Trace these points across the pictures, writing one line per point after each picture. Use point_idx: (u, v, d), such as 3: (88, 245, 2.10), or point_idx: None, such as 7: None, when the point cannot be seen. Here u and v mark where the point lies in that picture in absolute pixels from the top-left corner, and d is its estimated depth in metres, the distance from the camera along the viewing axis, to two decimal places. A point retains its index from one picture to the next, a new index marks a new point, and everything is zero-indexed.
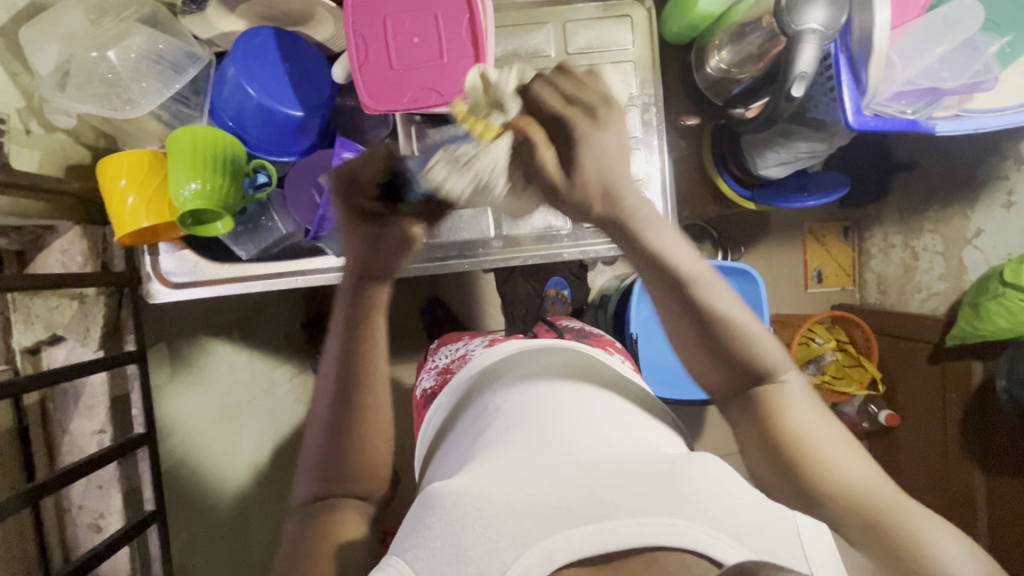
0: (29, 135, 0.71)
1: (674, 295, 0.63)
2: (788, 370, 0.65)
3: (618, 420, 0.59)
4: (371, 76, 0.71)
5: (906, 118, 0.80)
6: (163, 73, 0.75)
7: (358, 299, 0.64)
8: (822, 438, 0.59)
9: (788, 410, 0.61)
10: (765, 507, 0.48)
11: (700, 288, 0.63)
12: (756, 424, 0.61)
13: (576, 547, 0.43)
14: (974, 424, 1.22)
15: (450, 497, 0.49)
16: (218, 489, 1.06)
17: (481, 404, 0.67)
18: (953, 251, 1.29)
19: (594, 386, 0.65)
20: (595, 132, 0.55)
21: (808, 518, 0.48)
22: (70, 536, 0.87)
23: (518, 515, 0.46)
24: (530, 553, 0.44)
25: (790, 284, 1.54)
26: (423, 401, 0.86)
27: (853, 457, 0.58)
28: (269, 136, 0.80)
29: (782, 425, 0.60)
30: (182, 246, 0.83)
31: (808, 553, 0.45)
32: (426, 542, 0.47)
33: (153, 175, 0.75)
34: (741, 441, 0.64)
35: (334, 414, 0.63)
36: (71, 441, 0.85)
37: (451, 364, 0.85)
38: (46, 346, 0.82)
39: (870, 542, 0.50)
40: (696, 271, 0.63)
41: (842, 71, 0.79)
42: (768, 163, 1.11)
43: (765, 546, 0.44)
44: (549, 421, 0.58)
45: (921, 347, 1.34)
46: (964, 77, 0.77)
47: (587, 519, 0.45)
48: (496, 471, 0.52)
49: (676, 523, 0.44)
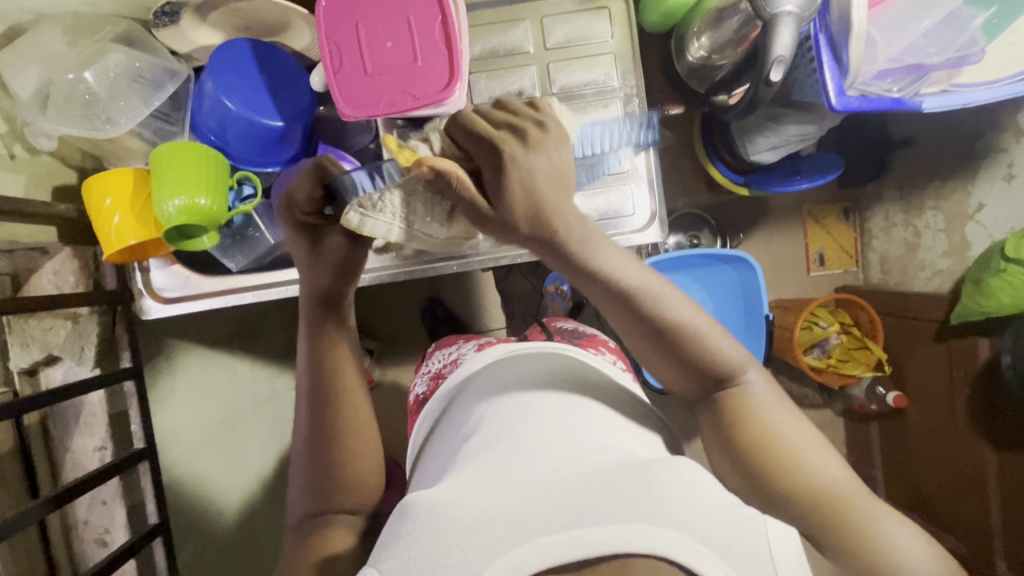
0: (12, 160, 0.73)
1: (623, 306, 0.58)
2: (750, 369, 0.63)
3: (600, 424, 0.60)
4: (346, 83, 0.71)
5: (891, 96, 0.79)
6: (142, 90, 0.75)
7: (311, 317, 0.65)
8: (801, 446, 0.57)
9: (761, 415, 0.59)
10: (738, 511, 0.49)
11: (649, 298, 0.58)
12: (717, 429, 0.60)
13: (546, 554, 0.44)
14: (983, 404, 1.20)
15: (425, 507, 0.50)
16: (228, 496, 1.09)
17: (462, 411, 0.67)
18: (955, 228, 1.27)
19: (582, 391, 0.65)
20: (526, 155, 0.49)
21: (779, 523, 0.49)
22: (77, 552, 0.89)
23: (491, 522, 0.47)
24: (501, 561, 0.44)
25: (791, 269, 1.53)
26: (416, 407, 0.86)
27: (824, 456, 0.58)
28: (252, 149, 0.80)
29: (753, 431, 0.58)
30: (172, 261, 0.83)
31: (776, 558, 0.46)
32: (398, 554, 0.47)
33: (138, 193, 0.75)
34: (706, 438, 0.63)
35: (312, 432, 0.64)
36: (73, 458, 0.87)
37: (443, 369, 0.86)
38: (44, 365, 0.83)
39: (831, 536, 0.52)
40: (647, 277, 0.58)
41: (822, 52, 0.77)
42: (760, 148, 1.10)
43: (735, 550, 0.45)
44: (527, 430, 0.58)
45: (926, 327, 1.32)
46: (950, 51, 0.76)
47: (559, 526, 0.45)
48: (471, 481, 0.52)
49: (647, 529, 0.44)
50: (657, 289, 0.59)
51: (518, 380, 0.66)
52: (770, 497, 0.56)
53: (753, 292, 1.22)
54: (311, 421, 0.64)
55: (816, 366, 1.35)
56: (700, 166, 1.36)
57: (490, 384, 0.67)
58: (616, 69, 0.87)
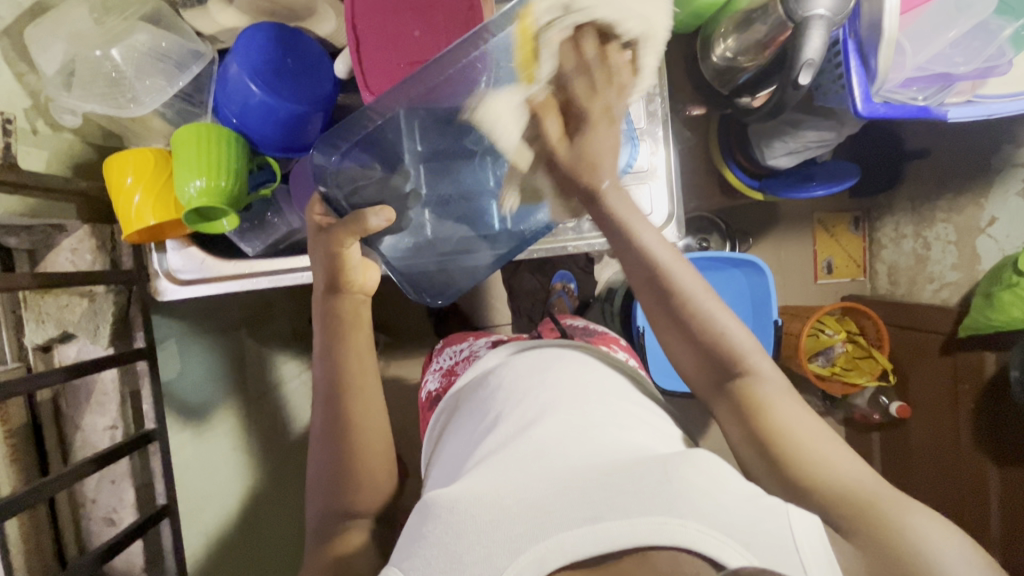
0: (36, 135, 0.74)
1: (644, 279, 0.66)
2: (769, 368, 0.65)
3: (616, 421, 0.60)
4: (372, 70, 0.71)
5: (917, 104, 0.79)
6: (166, 71, 0.74)
7: (329, 307, 0.69)
8: (814, 449, 0.58)
9: (770, 405, 0.62)
10: (759, 502, 0.49)
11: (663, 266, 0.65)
12: (737, 412, 0.63)
13: (569, 550, 0.44)
14: (988, 418, 1.20)
15: (445, 506, 0.50)
16: (231, 482, 1.09)
17: (479, 406, 0.68)
18: (966, 240, 1.27)
19: (595, 385, 0.65)
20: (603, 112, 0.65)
21: (800, 511, 0.49)
22: (84, 530, 0.89)
23: (512, 520, 0.47)
24: (524, 557, 0.45)
25: (799, 276, 1.53)
26: (429, 402, 0.87)
27: (840, 456, 0.58)
28: (274, 134, 0.80)
29: (768, 421, 0.61)
30: (189, 243, 0.83)
31: (800, 550, 0.46)
32: (420, 552, 0.48)
33: (158, 174, 0.75)
34: (725, 428, 0.65)
35: (324, 426, 0.66)
36: (84, 437, 0.87)
37: (456, 365, 0.86)
38: (57, 342, 0.84)
39: (863, 532, 0.50)
40: (675, 267, 0.65)
41: (850, 58, 0.77)
42: (777, 152, 1.10)
43: (759, 541, 0.45)
44: (541, 427, 0.58)
45: (932, 338, 1.32)
46: (978, 61, 0.76)
47: (580, 521, 0.46)
48: (488, 478, 0.52)
49: (669, 521, 0.45)
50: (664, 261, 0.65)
51: (533, 378, 0.66)
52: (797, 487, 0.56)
53: (763, 298, 1.22)
54: (325, 423, 0.66)
55: (821, 373, 1.35)
56: (713, 168, 1.37)
57: (505, 380, 0.68)
58: None
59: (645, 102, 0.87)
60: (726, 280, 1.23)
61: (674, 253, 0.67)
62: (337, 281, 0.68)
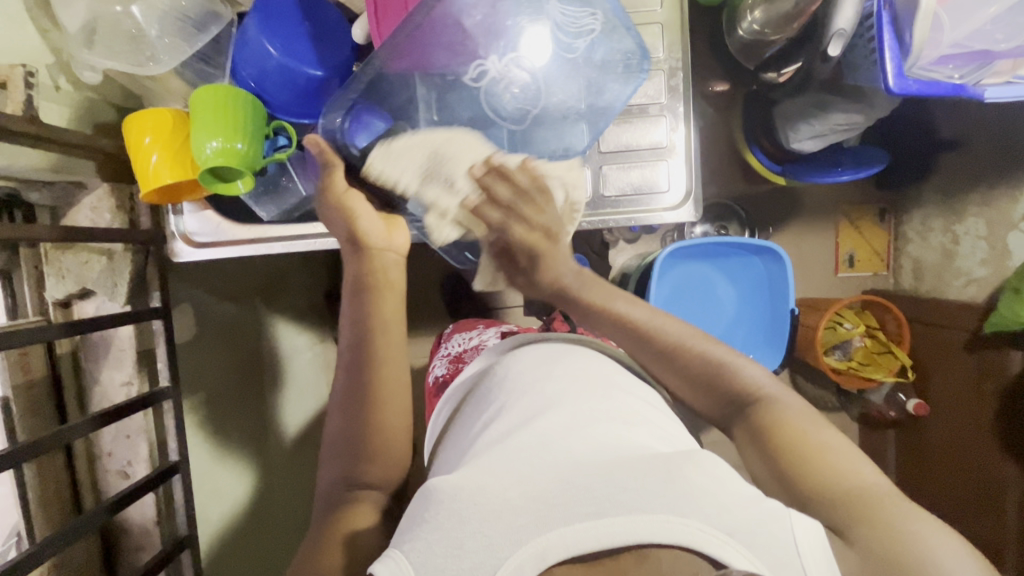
0: (57, 91, 0.73)
1: (637, 342, 0.73)
2: (771, 388, 0.67)
3: (622, 416, 0.59)
4: (390, 33, 0.75)
5: (952, 83, 0.76)
6: (185, 30, 0.75)
7: (357, 271, 0.73)
8: (819, 449, 0.59)
9: (783, 422, 0.63)
10: (764, 504, 0.49)
11: (638, 316, 0.74)
12: (754, 439, 0.63)
13: (571, 543, 0.45)
14: (1010, 420, 1.17)
15: (448, 493, 0.49)
16: (244, 447, 1.11)
17: (485, 395, 0.68)
18: (997, 235, 1.22)
19: (604, 380, 0.65)
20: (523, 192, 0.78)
21: (802, 518, 0.49)
22: (101, 482, 0.92)
23: (514, 510, 0.47)
24: (526, 548, 0.45)
25: (819, 268, 1.49)
26: (435, 389, 0.88)
27: (850, 462, 0.58)
28: (292, 99, 0.81)
29: (782, 437, 0.61)
30: (206, 206, 0.85)
31: (802, 552, 0.46)
32: (422, 537, 0.47)
33: (176, 134, 0.76)
34: (752, 466, 0.64)
35: (347, 391, 0.68)
36: (102, 390, 0.89)
37: (464, 353, 0.87)
38: (77, 300, 0.86)
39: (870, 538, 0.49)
40: (636, 311, 0.75)
41: (884, 30, 0.74)
42: (801, 135, 1.06)
43: (759, 542, 0.45)
44: (547, 418, 0.58)
45: (956, 336, 1.28)
46: (1020, 38, 0.72)
47: (583, 515, 0.46)
48: (491, 467, 0.53)
49: (672, 520, 0.45)
50: (648, 322, 0.74)
51: (540, 370, 0.66)
52: (798, 494, 0.56)
53: (781, 286, 1.19)
54: (346, 390, 0.68)
55: (836, 367, 1.32)
56: (736, 153, 1.33)
57: (512, 374, 0.68)
58: (661, 40, 0.85)
59: (666, 77, 0.85)
60: (744, 268, 1.20)
61: (649, 308, 0.76)
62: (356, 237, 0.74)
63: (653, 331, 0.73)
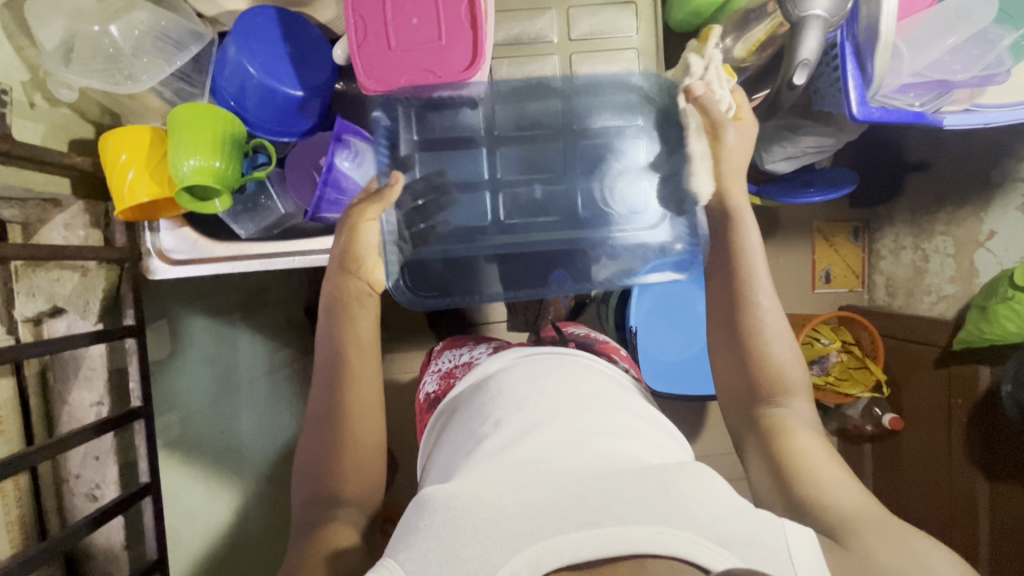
0: (32, 108, 0.73)
1: (732, 301, 0.72)
2: (799, 401, 0.70)
3: (613, 430, 0.59)
4: (369, 57, 0.72)
5: (912, 110, 0.79)
6: (166, 50, 0.76)
7: (334, 297, 0.74)
8: (826, 474, 0.62)
9: (794, 434, 0.66)
10: (754, 514, 0.50)
11: (748, 283, 0.72)
12: (763, 441, 0.67)
13: (563, 551, 0.45)
14: (981, 434, 1.20)
15: (443, 501, 0.50)
16: (220, 465, 1.10)
17: (478, 402, 0.68)
18: (964, 253, 1.27)
19: (595, 396, 0.64)
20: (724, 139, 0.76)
21: (796, 526, 0.50)
22: (67, 505, 0.90)
23: (509, 518, 0.47)
24: (521, 555, 0.45)
25: (796, 285, 1.52)
26: (427, 405, 0.87)
27: (844, 485, 0.60)
28: (271, 117, 0.81)
29: (790, 447, 0.65)
30: (182, 223, 0.83)
31: (795, 558, 0.47)
32: (415, 544, 0.48)
33: (153, 153, 0.75)
34: (751, 469, 0.68)
35: (324, 415, 0.69)
36: (71, 411, 0.88)
37: (455, 369, 0.86)
38: (47, 317, 0.85)
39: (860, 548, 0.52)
40: (758, 274, 0.73)
41: (847, 60, 0.78)
42: (774, 157, 1.08)
43: (754, 552, 0.46)
44: (541, 431, 0.58)
45: (927, 351, 1.31)
46: (975, 69, 0.75)
47: (577, 525, 0.46)
48: (486, 478, 0.52)
49: (665, 531, 0.46)
50: (752, 285, 0.72)
51: (534, 382, 0.66)
52: (795, 505, 0.60)
53: None
54: (322, 410, 0.69)
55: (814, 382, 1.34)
56: None
57: (506, 386, 0.67)
58: (639, 67, 0.86)
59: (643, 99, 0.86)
60: None
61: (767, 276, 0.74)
62: (348, 264, 0.74)
63: (745, 297, 0.71)
